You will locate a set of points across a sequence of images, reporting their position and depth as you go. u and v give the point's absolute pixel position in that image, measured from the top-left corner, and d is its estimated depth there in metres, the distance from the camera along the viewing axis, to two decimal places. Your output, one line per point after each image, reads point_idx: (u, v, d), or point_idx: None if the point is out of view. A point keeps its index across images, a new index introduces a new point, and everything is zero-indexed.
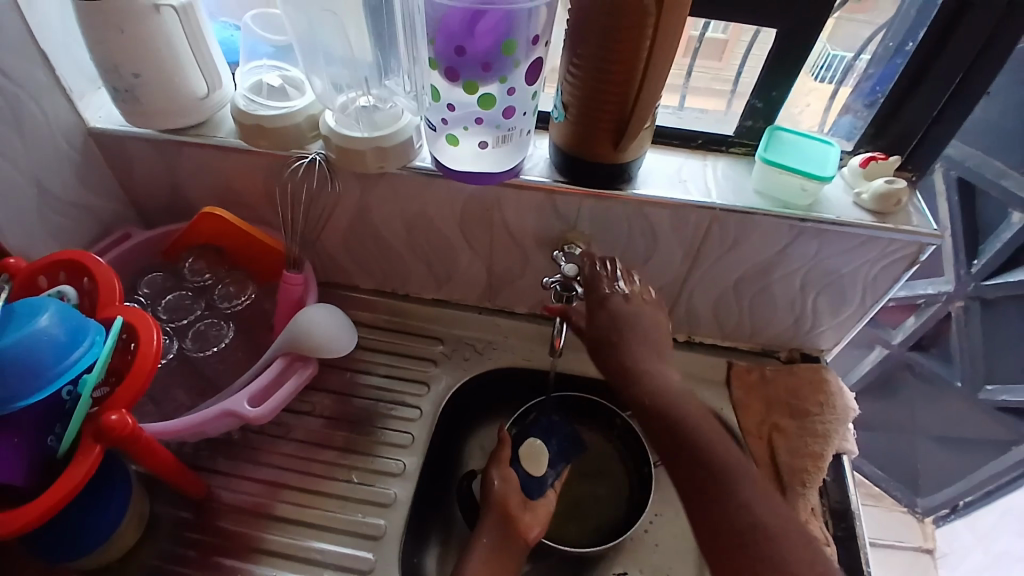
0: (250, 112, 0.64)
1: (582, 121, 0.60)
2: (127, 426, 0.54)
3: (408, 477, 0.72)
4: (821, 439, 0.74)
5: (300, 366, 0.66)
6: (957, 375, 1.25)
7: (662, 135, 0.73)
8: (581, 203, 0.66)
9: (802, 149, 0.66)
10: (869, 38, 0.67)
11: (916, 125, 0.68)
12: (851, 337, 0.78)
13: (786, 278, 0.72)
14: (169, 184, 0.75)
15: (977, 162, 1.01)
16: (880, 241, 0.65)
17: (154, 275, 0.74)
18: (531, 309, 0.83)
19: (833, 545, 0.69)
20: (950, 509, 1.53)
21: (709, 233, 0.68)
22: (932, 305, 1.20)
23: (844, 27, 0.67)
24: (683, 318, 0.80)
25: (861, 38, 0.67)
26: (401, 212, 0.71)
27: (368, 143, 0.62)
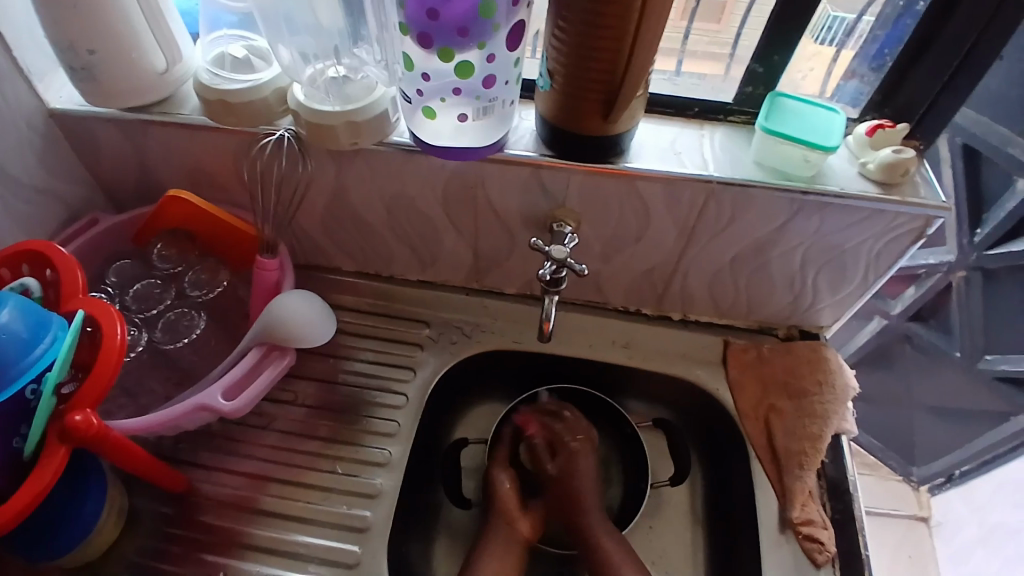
0: (213, 87, 0.60)
1: (569, 91, 0.55)
2: (92, 426, 0.51)
3: (395, 466, 0.70)
4: (819, 420, 0.71)
5: (277, 356, 0.63)
6: (957, 346, 1.23)
7: (656, 104, 0.68)
8: (570, 179, 0.62)
9: (804, 118, 0.62)
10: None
11: (924, 90, 0.64)
12: (852, 313, 0.75)
13: (785, 256, 0.68)
14: (136, 166, 0.71)
15: (982, 129, 0.98)
16: (884, 215, 0.62)
17: (123, 263, 0.70)
18: (520, 289, 0.80)
19: (830, 529, 0.67)
20: (945, 478, 1.54)
21: (705, 210, 0.64)
22: (932, 275, 1.17)
23: None
24: (677, 298, 0.77)
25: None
26: (379, 192, 0.68)
27: (338, 117, 0.58)
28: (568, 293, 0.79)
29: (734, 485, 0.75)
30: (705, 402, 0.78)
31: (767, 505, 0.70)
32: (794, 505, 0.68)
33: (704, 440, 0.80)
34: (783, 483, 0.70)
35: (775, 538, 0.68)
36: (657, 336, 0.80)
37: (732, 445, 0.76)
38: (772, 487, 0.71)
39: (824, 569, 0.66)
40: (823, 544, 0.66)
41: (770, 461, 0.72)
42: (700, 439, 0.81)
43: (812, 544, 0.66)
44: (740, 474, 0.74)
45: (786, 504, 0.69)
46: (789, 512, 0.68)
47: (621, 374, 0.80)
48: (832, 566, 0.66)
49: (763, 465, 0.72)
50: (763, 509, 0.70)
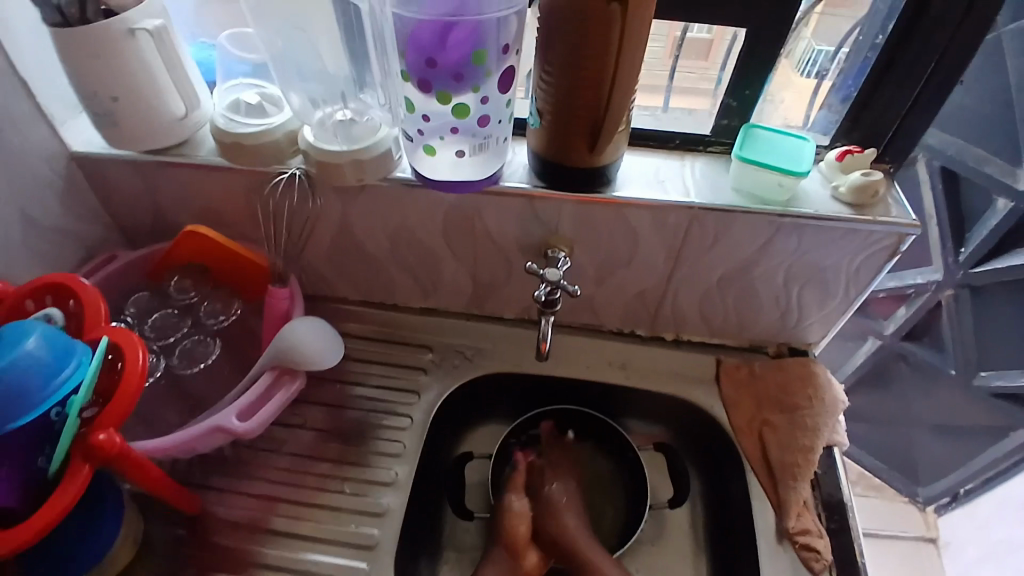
0: (229, 130, 0.65)
1: (558, 126, 0.60)
2: (113, 445, 0.54)
3: (401, 486, 0.73)
4: (811, 432, 0.74)
5: (287, 380, 0.66)
6: (951, 363, 1.26)
7: (639, 137, 0.73)
8: (562, 208, 0.67)
9: (777, 146, 0.66)
10: (848, 34, 0.68)
11: (892, 116, 0.69)
12: (837, 330, 0.79)
13: (768, 274, 0.72)
14: (153, 205, 0.76)
15: (958, 150, 1.03)
16: (859, 233, 0.66)
17: (141, 295, 0.74)
18: (519, 314, 0.83)
19: (826, 538, 0.69)
20: (951, 497, 1.54)
21: (690, 232, 0.68)
22: (922, 294, 1.21)
23: (828, 21, 0.67)
24: (668, 318, 0.81)
25: (841, 33, 0.68)
26: (383, 224, 0.72)
27: (344, 155, 0.63)
28: (564, 316, 0.83)
29: (731, 499, 0.77)
30: (699, 418, 0.81)
31: (764, 516, 0.72)
32: (791, 515, 0.70)
33: (701, 457, 0.82)
34: (778, 493, 0.72)
35: (773, 549, 0.70)
36: (651, 355, 0.83)
37: (728, 459, 0.78)
38: (768, 499, 0.73)
39: None
40: (820, 554, 0.68)
41: (765, 473, 0.74)
42: (696, 456, 0.83)
43: (809, 552, 0.68)
44: (736, 487, 0.76)
45: (782, 514, 0.71)
46: (785, 522, 0.70)
47: (619, 394, 0.83)
48: (830, 574, 0.68)
49: (758, 477, 0.74)
50: (760, 520, 0.72)
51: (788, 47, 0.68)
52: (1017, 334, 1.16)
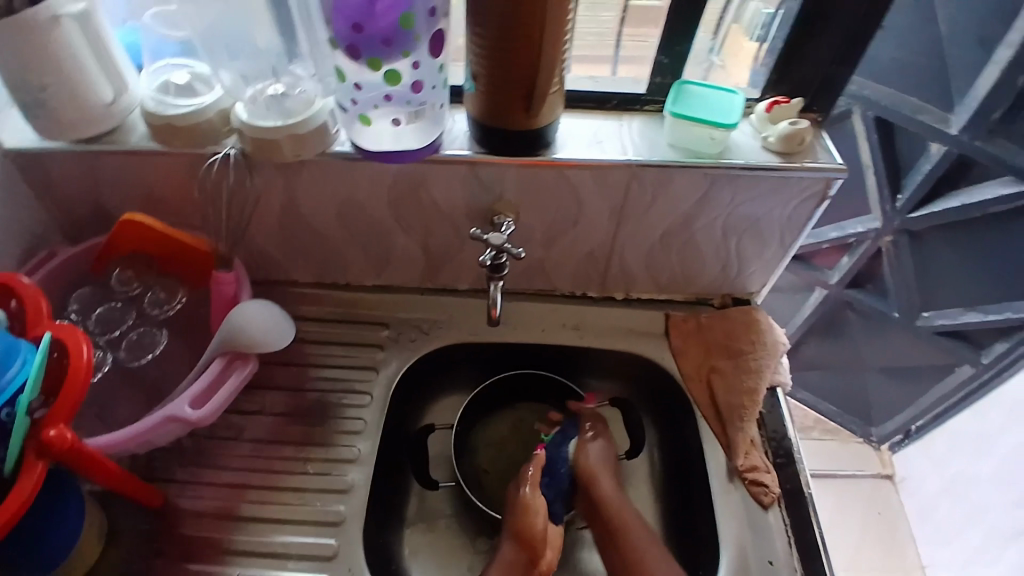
0: (159, 112, 0.64)
1: (492, 91, 0.61)
2: (67, 440, 0.53)
3: (365, 461, 0.73)
4: (755, 374, 0.77)
5: (239, 365, 0.65)
6: (894, 307, 1.33)
7: (578, 100, 0.74)
8: (503, 172, 0.67)
9: (707, 100, 0.68)
10: None
11: (817, 66, 0.71)
12: (778, 278, 0.82)
13: (708, 227, 0.74)
14: (90, 196, 0.73)
15: (892, 100, 1.06)
16: (789, 181, 0.69)
17: (83, 289, 0.72)
18: (473, 285, 0.84)
19: (773, 472, 0.73)
20: (903, 434, 1.63)
21: (630, 189, 0.70)
22: (863, 243, 1.26)
23: None
24: (619, 277, 0.83)
25: None
26: (327, 201, 0.71)
27: (281, 131, 0.62)
28: (517, 283, 0.84)
29: (687, 446, 0.80)
30: (653, 372, 0.84)
31: (715, 457, 0.76)
32: (739, 454, 0.74)
33: (656, 410, 0.86)
34: (728, 435, 0.75)
35: (725, 486, 0.74)
36: (604, 315, 0.85)
37: (681, 408, 0.81)
38: (718, 441, 0.76)
39: (771, 510, 0.72)
40: (768, 487, 0.72)
41: (715, 418, 0.77)
42: (652, 409, 0.86)
43: (758, 487, 0.72)
44: (690, 432, 0.80)
45: (732, 453, 0.74)
46: (734, 461, 0.74)
47: (576, 355, 0.85)
48: (778, 506, 0.72)
49: (709, 422, 0.78)
50: (712, 462, 0.75)
51: (734, 11, 0.73)
52: (953, 274, 1.22)
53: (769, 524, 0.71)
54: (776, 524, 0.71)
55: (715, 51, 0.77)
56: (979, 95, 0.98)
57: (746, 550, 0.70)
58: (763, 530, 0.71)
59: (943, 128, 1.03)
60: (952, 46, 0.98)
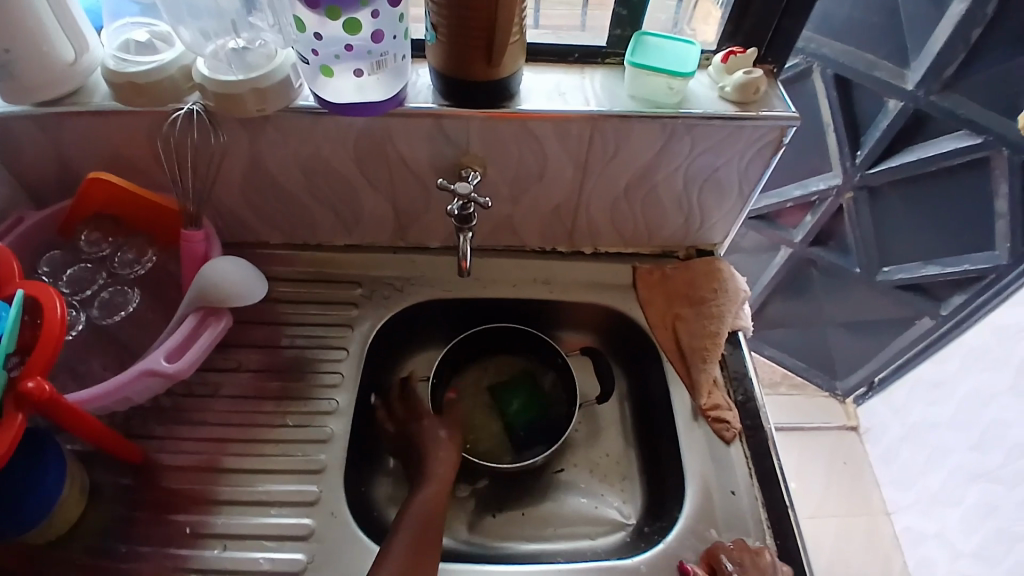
0: (120, 70, 0.63)
1: (453, 41, 0.61)
2: (44, 391, 0.54)
3: (344, 412, 0.75)
4: (716, 319, 0.81)
5: (213, 321, 0.66)
6: (856, 263, 1.38)
7: (540, 53, 0.75)
8: (468, 125, 0.69)
9: (665, 50, 0.70)
10: None
11: (767, 18, 0.73)
12: (738, 227, 0.85)
13: (669, 179, 0.77)
14: (53, 161, 0.72)
15: (848, 57, 1.10)
16: (744, 129, 0.71)
17: (52, 252, 0.72)
18: (444, 242, 0.86)
19: (735, 410, 0.77)
20: (866, 387, 1.70)
21: (593, 141, 0.72)
22: (825, 200, 1.31)
23: None
24: (586, 232, 0.85)
25: None
26: (293, 158, 0.72)
27: (244, 85, 0.62)
28: (487, 240, 0.86)
29: (655, 392, 0.84)
30: (622, 322, 0.87)
31: (681, 398, 0.79)
32: (702, 393, 0.78)
33: (623, 359, 0.89)
34: (692, 377, 0.79)
35: (688, 424, 0.77)
36: (572, 269, 0.88)
37: (647, 355, 0.85)
38: (682, 383, 0.80)
39: (733, 445, 0.76)
40: (729, 423, 0.76)
41: (681, 363, 0.81)
42: (619, 359, 0.90)
43: (721, 423, 0.76)
44: (657, 378, 0.83)
45: (695, 394, 0.78)
46: (698, 401, 0.78)
47: (546, 308, 0.88)
48: (740, 441, 0.76)
49: (675, 366, 0.81)
50: (678, 403, 0.79)
51: None
52: (909, 229, 1.27)
53: (730, 458, 0.75)
54: (738, 457, 0.75)
55: (681, 5, 0.79)
56: (936, 47, 1.00)
57: (710, 480, 0.74)
58: (725, 463, 0.75)
59: (899, 84, 1.07)
60: (907, 1, 1.01)
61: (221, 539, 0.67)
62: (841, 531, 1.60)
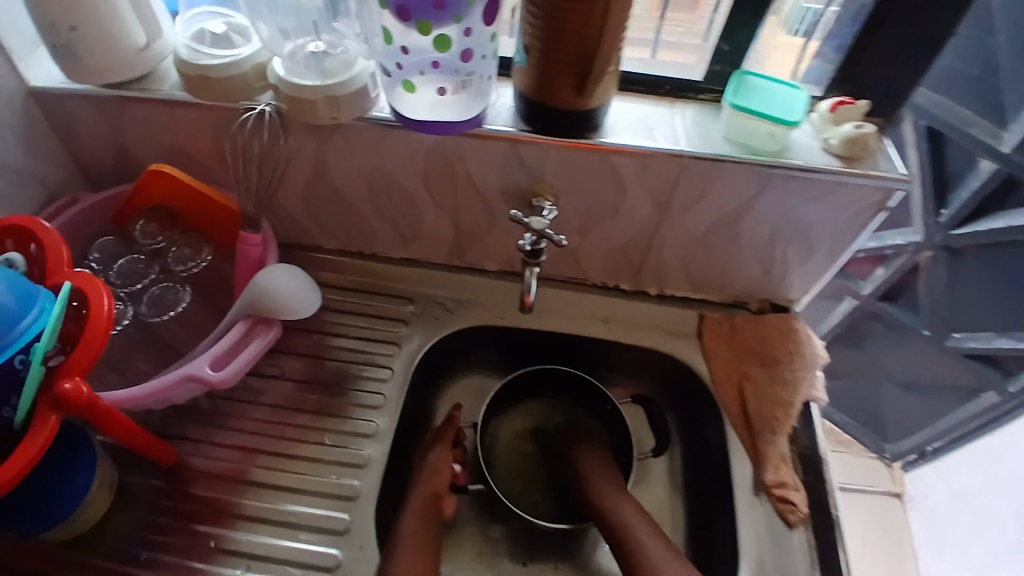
0: (192, 62, 0.61)
1: (542, 67, 0.57)
2: (81, 394, 0.52)
3: (381, 437, 0.72)
4: (790, 387, 0.75)
5: (263, 329, 0.64)
6: (925, 323, 1.24)
7: (630, 82, 0.70)
8: (547, 153, 0.64)
9: (769, 94, 0.64)
10: None
11: (879, 70, 0.67)
12: (820, 286, 0.79)
13: (755, 230, 0.71)
14: (116, 144, 0.71)
15: (945, 111, 0.98)
16: (847, 186, 0.65)
17: (106, 240, 0.71)
18: (501, 266, 0.82)
19: (802, 491, 0.71)
20: (918, 454, 1.53)
21: (678, 182, 0.66)
22: (900, 256, 1.17)
23: None
24: (652, 272, 0.80)
25: None
26: (360, 168, 0.69)
27: (320, 91, 0.59)
28: (548, 269, 0.82)
29: (710, 452, 0.78)
30: (681, 373, 0.82)
31: (741, 469, 0.74)
32: (768, 468, 0.71)
33: (675, 411, 0.84)
34: (757, 448, 0.73)
35: (749, 500, 0.72)
36: (635, 311, 0.83)
37: (705, 411, 0.79)
38: (745, 452, 0.75)
39: (796, 529, 0.70)
40: (795, 506, 0.69)
41: (745, 429, 0.75)
42: (672, 411, 0.84)
43: (785, 505, 0.70)
44: (715, 439, 0.77)
45: (760, 466, 0.72)
46: (763, 475, 0.71)
47: (601, 348, 0.83)
48: (804, 525, 0.70)
49: (737, 431, 0.76)
50: (738, 472, 0.74)
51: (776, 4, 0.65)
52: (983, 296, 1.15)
53: (791, 543, 0.69)
54: (799, 545, 0.69)
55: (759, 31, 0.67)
56: None
57: (765, 564, 0.68)
58: (785, 548, 0.69)
59: (993, 145, 0.95)
60: (1010, 57, 0.89)
61: (245, 559, 0.64)
62: None
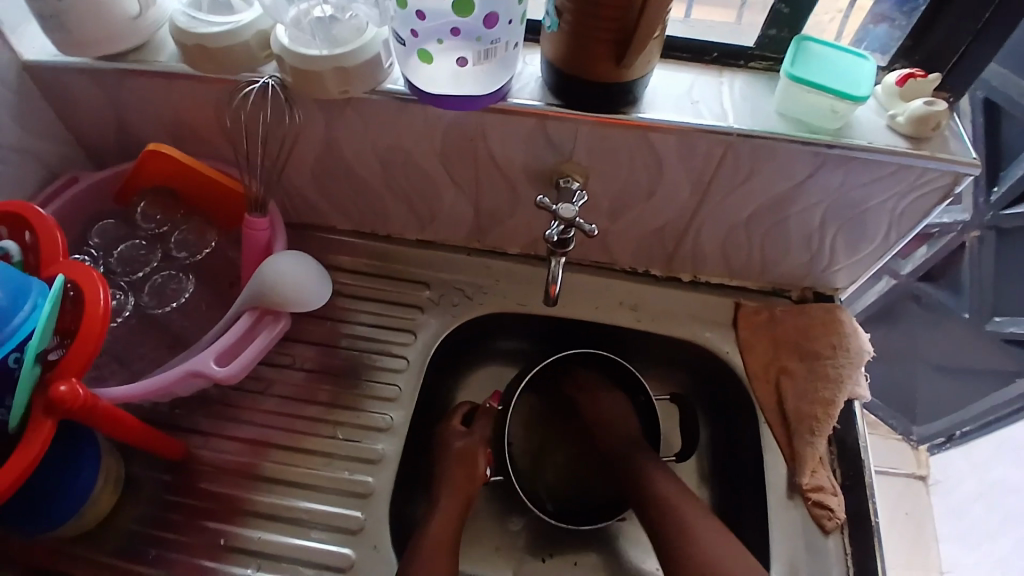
0: (190, 30, 0.55)
1: (576, 34, 0.50)
2: (78, 397, 0.49)
3: (396, 432, 0.69)
4: (832, 384, 0.69)
5: (270, 321, 0.60)
6: (966, 307, 1.12)
7: (671, 48, 0.63)
8: (577, 129, 0.58)
9: (832, 63, 0.57)
10: None
11: (955, 41, 0.59)
12: (870, 275, 0.72)
13: (804, 214, 0.65)
14: (114, 119, 0.66)
15: (1004, 83, 0.85)
16: (914, 169, 0.58)
17: (106, 223, 0.66)
18: (524, 250, 0.76)
19: (841, 495, 0.67)
20: (946, 437, 1.40)
21: (722, 163, 0.60)
22: (945, 235, 1.04)
23: None
24: (687, 257, 0.74)
25: None
26: (373, 145, 0.63)
27: (327, 62, 0.54)
28: (574, 253, 0.76)
29: (743, 450, 0.73)
30: (714, 365, 0.76)
31: (776, 470, 0.69)
32: (805, 471, 0.67)
33: (705, 403, 0.80)
34: (793, 448, 0.69)
35: (783, 502, 0.67)
36: (666, 298, 0.77)
37: (739, 406, 0.75)
38: (780, 452, 0.70)
39: (832, 535, 0.66)
40: (833, 510, 0.65)
41: (780, 426, 0.70)
42: (701, 402, 0.80)
43: (822, 510, 0.66)
44: (748, 437, 0.73)
45: (796, 468, 0.68)
46: (798, 478, 0.67)
47: (628, 337, 0.78)
48: (841, 531, 0.66)
49: (773, 430, 0.71)
50: (771, 473, 0.69)
51: None
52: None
53: (827, 552, 0.65)
54: (836, 552, 0.65)
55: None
56: None
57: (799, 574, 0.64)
58: (820, 555, 0.65)
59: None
60: None
61: (256, 558, 0.62)
62: None
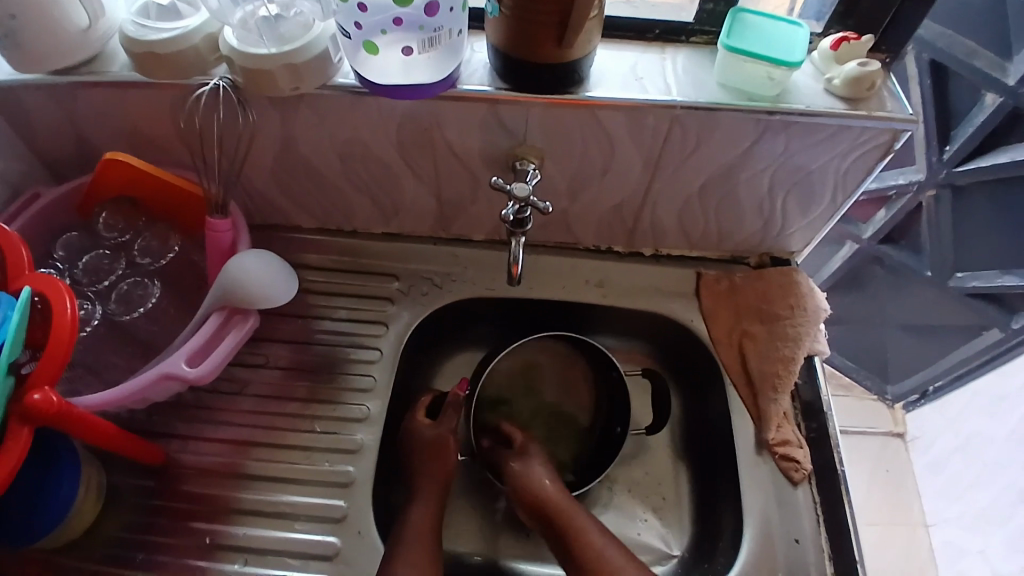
0: (140, 39, 0.55)
1: (519, 16, 0.52)
2: (52, 404, 0.49)
3: (374, 421, 0.70)
4: (792, 342, 0.72)
5: (239, 320, 0.61)
6: (927, 265, 1.14)
7: (615, 28, 0.65)
8: (528, 112, 0.59)
9: (767, 33, 0.59)
10: None
11: (887, 2, 0.61)
12: (822, 236, 0.75)
13: (754, 180, 0.67)
14: (69, 130, 0.66)
15: (948, 42, 0.89)
16: (852, 130, 0.60)
17: (69, 234, 0.67)
18: (489, 236, 0.78)
19: (806, 448, 0.70)
20: (920, 394, 1.43)
21: (670, 135, 0.62)
22: (902, 197, 1.07)
23: None
24: (648, 232, 0.76)
25: None
26: (330, 140, 0.64)
27: (276, 60, 0.54)
28: (537, 235, 0.78)
29: (713, 414, 0.76)
30: (681, 334, 0.79)
31: (744, 429, 0.72)
32: (771, 427, 0.70)
33: (675, 372, 0.82)
34: (759, 407, 0.71)
35: (752, 460, 0.70)
36: (631, 273, 0.79)
37: (707, 372, 0.77)
38: (747, 412, 0.73)
39: (801, 487, 0.69)
40: (800, 463, 0.68)
41: (745, 386, 0.73)
42: (671, 372, 0.82)
43: (789, 463, 0.69)
44: (717, 401, 0.75)
45: (762, 425, 0.71)
46: (765, 434, 0.70)
47: (597, 314, 0.80)
48: (809, 483, 0.69)
49: (739, 392, 0.73)
50: (740, 433, 0.72)
51: None
52: (986, 232, 1.04)
53: (797, 502, 0.68)
54: (805, 502, 0.68)
55: None
56: None
57: (772, 527, 0.67)
58: (791, 506, 0.68)
59: (998, 78, 0.86)
60: None
61: (243, 553, 0.63)
62: (902, 560, 1.35)
